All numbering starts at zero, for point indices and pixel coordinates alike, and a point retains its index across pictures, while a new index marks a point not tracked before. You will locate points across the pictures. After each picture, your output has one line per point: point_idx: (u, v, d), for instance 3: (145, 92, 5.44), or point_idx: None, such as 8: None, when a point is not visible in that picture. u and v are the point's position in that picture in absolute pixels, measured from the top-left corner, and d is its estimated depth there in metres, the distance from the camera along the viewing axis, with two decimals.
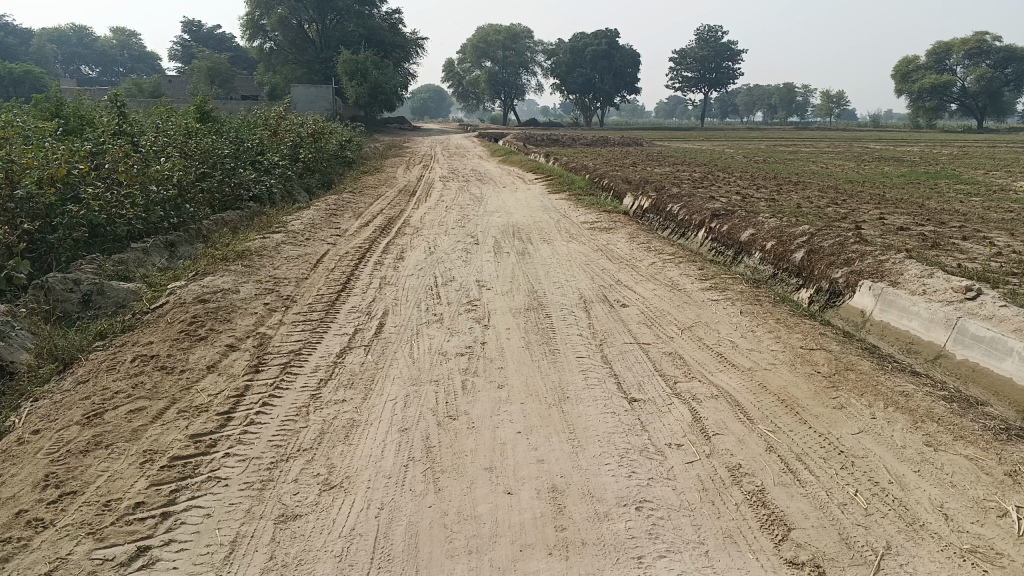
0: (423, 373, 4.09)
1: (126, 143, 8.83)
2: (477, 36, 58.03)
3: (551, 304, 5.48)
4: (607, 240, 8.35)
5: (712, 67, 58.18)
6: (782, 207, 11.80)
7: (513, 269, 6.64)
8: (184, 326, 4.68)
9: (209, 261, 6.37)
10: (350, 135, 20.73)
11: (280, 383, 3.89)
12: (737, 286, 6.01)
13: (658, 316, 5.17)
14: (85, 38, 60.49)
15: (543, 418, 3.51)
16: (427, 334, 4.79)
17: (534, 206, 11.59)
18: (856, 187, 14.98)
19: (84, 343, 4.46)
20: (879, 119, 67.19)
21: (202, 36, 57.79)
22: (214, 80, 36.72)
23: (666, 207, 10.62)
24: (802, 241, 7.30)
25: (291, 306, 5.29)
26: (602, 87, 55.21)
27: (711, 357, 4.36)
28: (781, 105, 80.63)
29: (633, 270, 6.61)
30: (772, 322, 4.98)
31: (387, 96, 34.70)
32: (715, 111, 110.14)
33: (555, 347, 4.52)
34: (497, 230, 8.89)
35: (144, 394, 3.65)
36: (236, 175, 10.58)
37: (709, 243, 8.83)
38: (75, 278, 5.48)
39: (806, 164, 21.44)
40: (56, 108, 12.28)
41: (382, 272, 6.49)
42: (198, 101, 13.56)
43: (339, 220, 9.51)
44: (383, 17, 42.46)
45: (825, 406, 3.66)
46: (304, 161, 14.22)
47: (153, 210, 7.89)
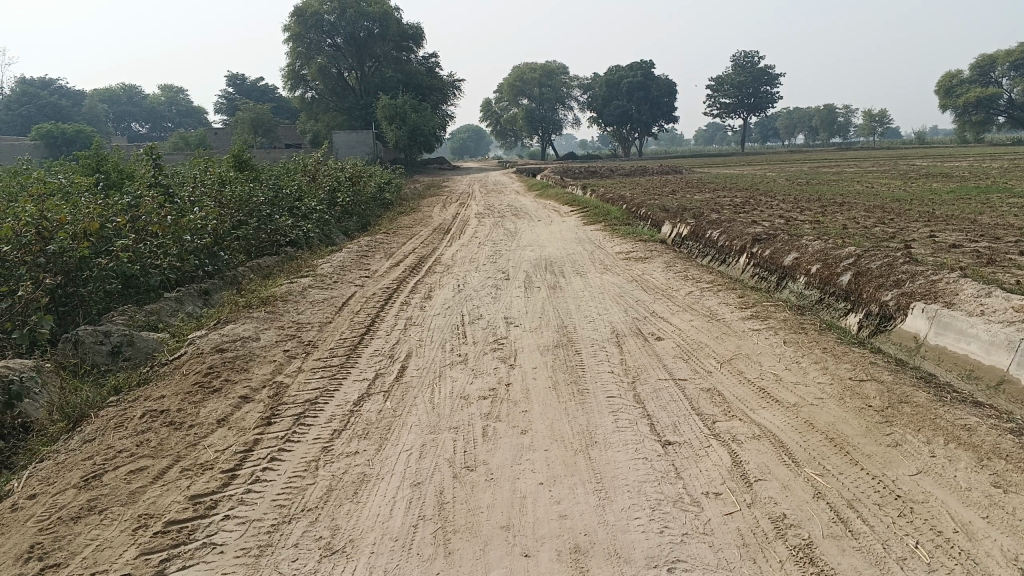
0: (442, 420, 3.85)
1: (161, 194, 8.85)
2: (514, 75, 58.64)
3: (581, 339, 5.23)
4: (643, 269, 8.08)
5: (751, 93, 57.76)
6: (826, 229, 11.43)
7: (544, 304, 6.40)
8: (199, 377, 4.52)
9: (233, 309, 6.24)
10: (388, 177, 20.86)
11: (291, 436, 3.68)
12: (780, 313, 5.68)
13: (695, 349, 4.87)
14: (136, 96, 62.33)
15: (568, 466, 3.24)
16: (450, 377, 4.56)
17: (569, 239, 11.36)
18: (903, 205, 14.47)
19: (99, 398, 4.33)
20: (924, 136, 65.83)
21: (246, 89, 59.33)
22: (257, 129, 37.46)
23: (705, 233, 10.33)
24: (848, 263, 6.94)
25: (311, 353, 5.11)
26: (640, 118, 55.10)
27: (752, 393, 4.06)
28: (823, 126, 79.69)
29: (669, 300, 6.33)
30: (817, 351, 4.64)
31: (426, 138, 35.01)
32: (755, 136, 109.33)
33: (584, 387, 4.25)
34: (529, 265, 8.68)
35: (148, 453, 3.47)
36: (272, 221, 10.58)
37: (751, 268, 8.51)
38: (105, 330, 5.40)
39: (850, 184, 20.95)
40: (97, 163, 12.46)
41: (408, 312, 6.30)
42: (236, 151, 13.68)
43: (371, 261, 9.38)
44: (420, 61, 43.18)
45: (878, 444, 3.33)
46: (342, 205, 14.22)
47: (187, 259, 7.84)
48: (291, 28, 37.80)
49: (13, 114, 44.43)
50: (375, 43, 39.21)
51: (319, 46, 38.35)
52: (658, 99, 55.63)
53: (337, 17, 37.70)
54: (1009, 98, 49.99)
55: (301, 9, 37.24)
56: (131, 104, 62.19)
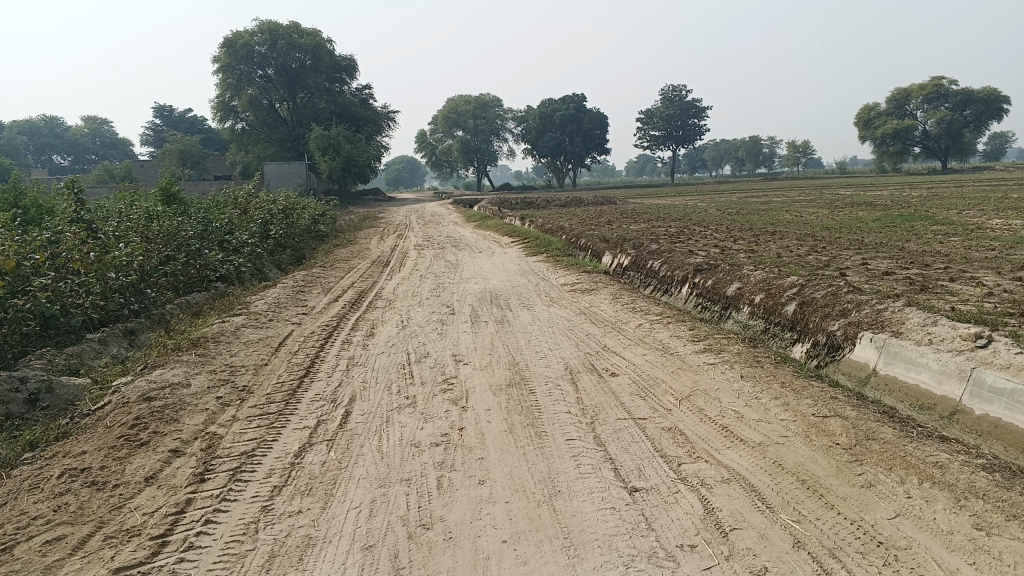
0: (393, 471, 3.59)
1: (83, 230, 8.37)
2: (448, 108, 58.65)
3: (533, 377, 5.02)
4: (589, 302, 7.95)
5: (680, 125, 59.06)
6: (763, 257, 11.57)
7: (492, 340, 6.19)
8: (125, 430, 4.16)
9: (160, 352, 5.86)
10: (323, 210, 20.47)
11: (227, 494, 3.38)
12: (732, 345, 5.58)
13: (652, 385, 4.70)
14: (57, 128, 60.39)
15: (532, 520, 3.02)
16: (398, 423, 4.29)
17: (511, 271, 11.21)
18: (832, 233, 14.78)
19: (11, 455, 3.93)
20: (845, 165, 68.18)
21: (174, 121, 58.06)
22: (186, 161, 36.52)
23: (647, 263, 10.30)
24: (792, 292, 6.94)
25: (247, 399, 4.79)
26: (573, 149, 55.76)
27: (716, 432, 3.90)
28: (749, 158, 81.96)
29: (619, 334, 6.18)
30: (776, 385, 4.53)
31: (361, 170, 34.60)
32: (684, 166, 111.72)
33: (541, 430, 4.04)
34: (473, 298, 8.47)
35: (66, 519, 3.12)
36: (203, 255, 10.13)
37: (694, 298, 8.47)
38: (22, 375, 4.98)
39: (779, 213, 21.42)
40: (14, 198, 11.81)
41: (350, 351, 6.01)
42: (164, 183, 13.16)
43: (307, 297, 9.05)
44: (353, 94, 42.93)
45: (852, 486, 3.21)
46: (276, 238, 13.82)
47: (112, 298, 7.37)
48: (221, 59, 37.16)
49: None
50: (308, 75, 38.81)
51: (250, 78, 37.77)
52: (590, 131, 56.34)
53: (268, 48, 37.25)
54: (923, 130, 52.20)
55: (232, 40, 36.71)
56: (51, 136, 60.16)
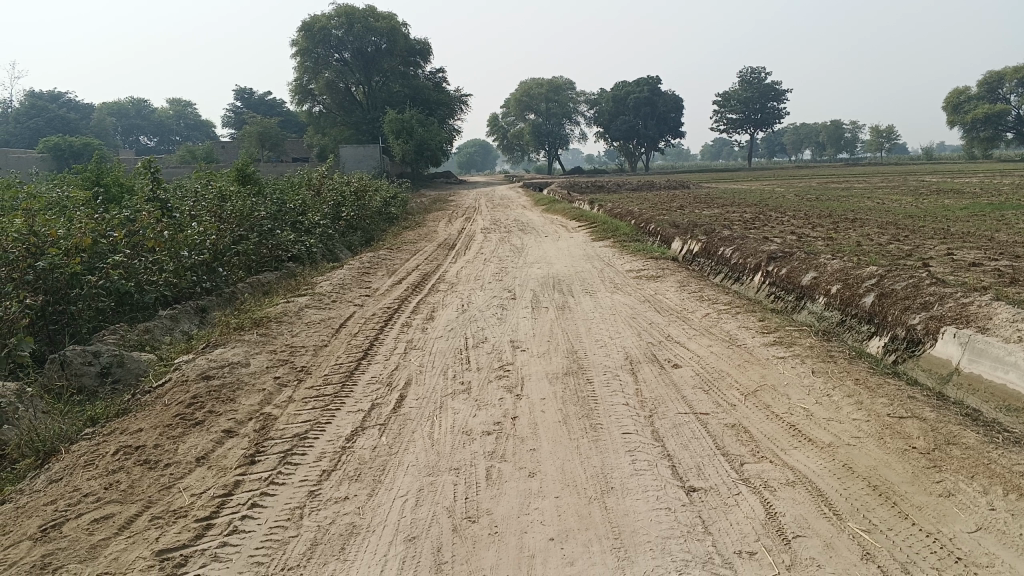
0: (442, 459, 3.50)
1: (159, 209, 8.55)
2: (521, 91, 58.47)
3: (592, 366, 4.87)
4: (656, 289, 7.73)
5: (758, 108, 57.55)
6: (840, 246, 11.13)
7: (552, 327, 6.06)
8: (181, 408, 4.19)
9: (224, 331, 5.92)
10: (395, 192, 20.61)
11: (276, 477, 3.35)
12: (804, 337, 5.31)
13: (716, 378, 4.50)
14: (144, 110, 62.47)
15: (581, 518, 2.90)
16: (451, 410, 4.21)
17: (577, 256, 11.03)
18: (916, 222, 14.13)
19: (72, 430, 4.00)
20: (932, 151, 65.38)
21: (253, 103, 59.39)
22: (264, 143, 37.32)
23: (718, 250, 10.00)
24: (871, 283, 6.60)
25: (304, 380, 4.78)
26: (646, 133, 54.89)
27: (782, 432, 3.70)
28: (830, 143, 79.49)
29: (685, 323, 5.97)
30: (849, 382, 4.28)
31: (434, 152, 34.73)
32: (762, 151, 109.11)
33: (597, 422, 3.90)
34: (537, 283, 8.34)
35: (116, 497, 3.13)
36: (274, 235, 10.26)
37: (767, 287, 8.17)
38: (95, 350, 5.09)
39: (860, 200, 20.64)
40: (97, 176, 12.17)
41: (409, 335, 5.97)
42: (239, 164, 13.39)
43: (372, 279, 9.06)
44: (427, 76, 43.12)
45: (928, 494, 2.98)
46: (346, 219, 13.94)
47: (185, 276, 7.51)
48: (299, 42, 37.72)
49: (21, 127, 44.16)
50: (382, 58, 39.12)
51: (327, 61, 38.27)
52: (665, 114, 55.38)
53: (345, 31, 37.65)
54: (1018, 115, 49.60)
55: (310, 24, 37.22)
56: (139, 118, 62.27)
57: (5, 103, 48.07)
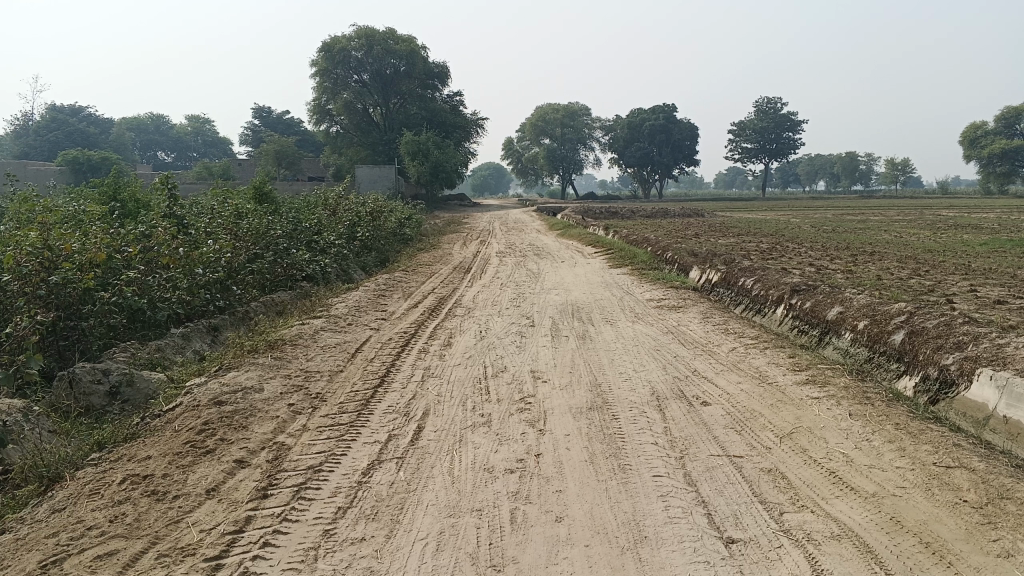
0: (464, 499, 3.32)
1: (175, 225, 8.45)
2: (537, 115, 58.67)
3: (617, 401, 4.68)
4: (678, 320, 7.56)
5: (773, 138, 57.51)
6: (861, 279, 10.94)
7: (574, 357, 5.88)
8: (192, 435, 4.03)
9: (237, 353, 5.78)
10: (409, 213, 20.55)
11: (290, 514, 3.18)
12: (836, 376, 5.12)
13: (748, 419, 4.31)
14: (163, 126, 62.92)
15: (614, 570, 2.71)
16: (472, 444, 4.03)
17: (595, 283, 10.87)
18: (937, 257, 13.91)
19: (78, 455, 3.85)
20: (947, 186, 65.07)
21: (271, 122, 59.75)
22: (281, 161, 37.44)
23: (739, 281, 9.83)
24: (901, 320, 6.40)
25: (319, 408, 4.62)
26: (661, 160, 54.85)
27: (823, 480, 3.51)
28: (845, 174, 79.32)
29: (711, 357, 5.78)
30: (890, 426, 4.08)
31: (449, 175, 34.75)
32: (776, 181, 109.02)
33: (626, 463, 3.71)
34: (555, 310, 8.18)
35: (121, 532, 2.97)
36: (290, 254, 10.15)
37: (790, 320, 7.99)
38: (105, 368, 4.95)
39: (877, 233, 20.46)
40: (114, 191, 12.11)
41: (426, 361, 5.80)
42: (256, 182, 13.32)
43: (387, 302, 8.92)
44: (444, 99, 43.29)
45: (985, 554, 2.78)
46: (361, 240, 13.83)
47: (198, 293, 7.37)
48: (318, 63, 37.97)
49: (42, 139, 44.53)
50: (400, 80, 39.31)
51: (345, 81, 38.47)
52: (680, 142, 55.37)
53: (364, 53, 37.89)
54: None
55: (330, 45, 37.49)
56: (158, 134, 62.71)
57: (26, 116, 48.57)
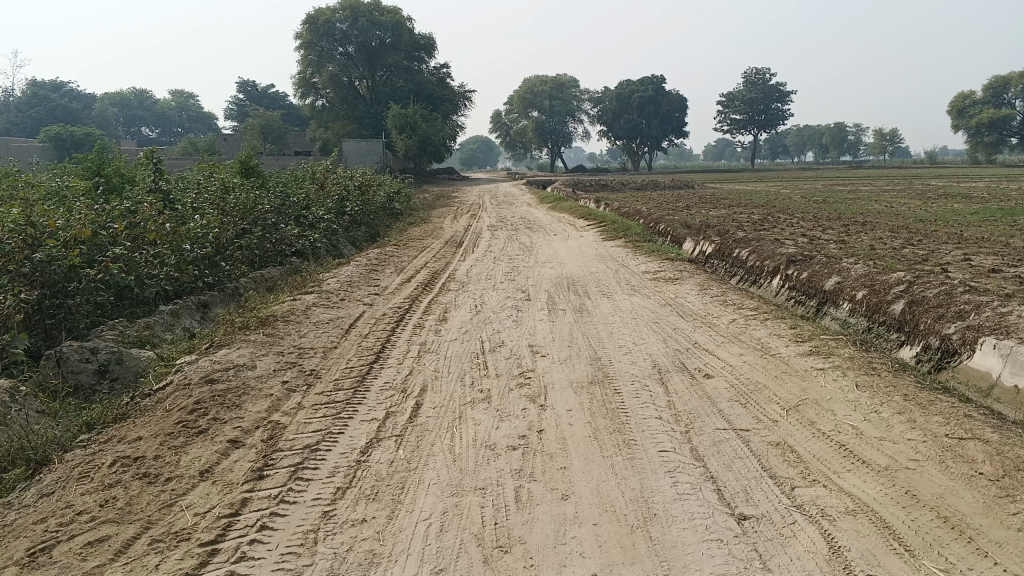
0: (466, 478, 3.23)
1: (161, 200, 8.27)
2: (525, 88, 58.19)
3: (619, 375, 4.59)
4: (675, 292, 7.46)
5: (762, 109, 57.26)
6: (854, 249, 10.87)
7: (571, 331, 5.78)
8: (183, 415, 3.92)
9: (227, 331, 5.64)
10: (399, 187, 20.33)
11: (287, 495, 3.08)
12: (838, 347, 5.03)
13: (753, 391, 4.23)
14: (147, 101, 62.09)
15: (625, 550, 2.63)
16: (472, 421, 3.93)
17: (588, 256, 10.76)
18: (928, 226, 13.85)
19: (67, 437, 3.73)
20: (935, 156, 65.08)
21: (256, 96, 59.04)
22: (267, 136, 37.01)
23: (733, 252, 9.74)
24: (900, 290, 6.31)
25: (314, 386, 4.50)
26: (650, 132, 54.55)
27: (833, 453, 3.43)
28: (833, 144, 79.22)
29: (711, 329, 5.69)
30: (898, 397, 4.00)
31: (437, 148, 34.42)
32: (765, 152, 108.81)
33: (631, 438, 3.62)
34: (550, 283, 8.06)
35: (112, 517, 2.86)
36: (279, 230, 9.98)
37: (786, 291, 7.90)
38: (93, 346, 4.82)
39: (867, 203, 20.39)
40: (98, 167, 11.87)
41: (421, 337, 5.69)
42: (243, 156, 13.08)
43: (379, 277, 8.79)
44: (432, 72, 42.82)
45: (1005, 527, 2.71)
46: (350, 214, 13.64)
47: (186, 270, 7.22)
48: (303, 35, 37.39)
49: (23, 115, 43.85)
50: (387, 52, 38.82)
51: (331, 54, 37.85)
52: (669, 114, 55.04)
53: (350, 25, 37.36)
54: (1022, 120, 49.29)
55: (314, 17, 36.91)
56: (141, 109, 61.89)
57: (7, 91, 47.81)
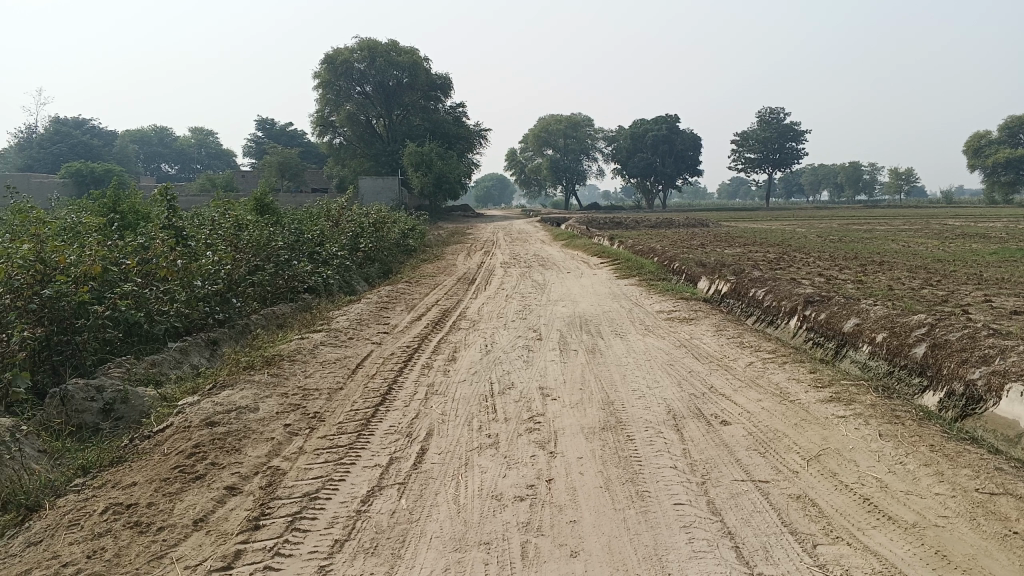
0: (470, 531, 3.08)
1: (173, 237, 8.25)
2: (540, 126, 58.61)
3: (632, 421, 4.44)
4: (690, 332, 7.31)
5: (777, 148, 57.33)
6: (872, 289, 10.70)
7: (583, 373, 5.64)
8: (181, 459, 3.80)
9: (233, 370, 5.55)
10: (413, 224, 20.36)
11: (283, 547, 2.94)
12: (859, 393, 4.87)
13: (771, 439, 4.07)
14: (167, 138, 62.96)
15: None
16: (478, 468, 3.79)
17: (601, 294, 10.64)
18: (947, 266, 13.65)
19: (61, 481, 3.61)
20: (951, 196, 64.75)
21: (274, 134, 59.76)
22: (284, 172, 37.35)
23: (749, 292, 9.60)
24: (921, 333, 6.13)
25: (317, 428, 4.38)
26: (664, 170, 54.66)
27: (857, 508, 3.26)
28: (848, 183, 79.10)
29: (727, 372, 5.54)
30: (924, 448, 3.83)
31: (452, 186, 34.56)
32: (779, 191, 108.78)
33: (644, 489, 3.46)
34: (562, 323, 7.94)
35: (99, 569, 2.73)
36: (291, 266, 9.93)
37: (804, 332, 7.74)
38: (99, 385, 4.74)
39: (884, 242, 20.19)
40: (114, 202, 11.92)
41: (429, 378, 5.56)
42: (258, 193, 13.11)
43: (390, 315, 8.70)
44: (448, 110, 43.23)
45: None
46: (364, 251, 13.62)
47: (196, 306, 7.15)
48: (321, 75, 37.90)
49: (45, 151, 44.55)
50: (404, 91, 39.24)
51: (349, 93, 38.49)
52: (684, 152, 55.17)
53: (367, 65, 37.84)
54: None
55: (332, 56, 37.44)
56: (162, 146, 62.76)
57: (30, 127, 48.64)
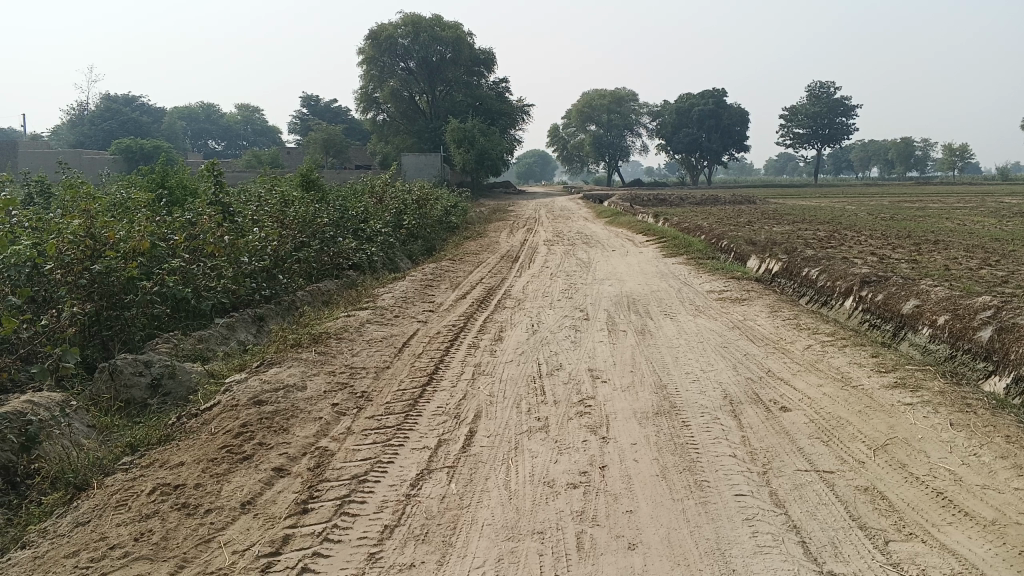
0: (523, 519, 2.97)
1: (220, 213, 8.25)
2: (584, 102, 58.06)
3: (686, 406, 4.29)
4: (743, 313, 7.11)
5: (826, 123, 55.99)
6: (928, 269, 10.34)
7: (634, 354, 5.49)
8: (228, 439, 3.76)
9: (280, 347, 5.51)
10: (456, 200, 20.29)
11: (331, 532, 2.87)
12: (925, 379, 4.65)
13: (835, 428, 3.89)
14: (214, 115, 63.72)
15: None
16: (529, 452, 3.68)
17: (648, 273, 10.45)
18: (1007, 246, 13.16)
19: (110, 459, 3.59)
20: (1008, 173, 62.65)
21: (318, 110, 60.11)
22: (328, 148, 37.53)
23: (802, 271, 9.33)
24: (987, 316, 5.86)
25: (364, 409, 4.31)
26: (709, 146, 53.75)
27: (931, 502, 3.09)
28: (900, 160, 77.07)
29: (784, 356, 5.34)
30: (1000, 439, 3.62)
31: (495, 162, 34.36)
32: (827, 168, 106.49)
33: (702, 479, 3.33)
34: (610, 302, 7.79)
35: (147, 553, 2.69)
36: (336, 243, 9.89)
37: (860, 314, 7.48)
38: (147, 359, 4.72)
39: (939, 220, 19.60)
40: (162, 178, 12.00)
41: (476, 358, 5.46)
42: (303, 169, 13.11)
43: (435, 293, 8.62)
44: (491, 86, 42.95)
45: None
46: (407, 228, 13.56)
47: (242, 282, 7.13)
48: (365, 51, 37.91)
49: (97, 128, 45.36)
50: (447, 67, 39.07)
51: (392, 69, 38.48)
52: (729, 128, 54.07)
53: (411, 40, 37.72)
54: None
55: (376, 32, 37.36)
56: (208, 123, 63.55)
57: (82, 104, 49.57)
